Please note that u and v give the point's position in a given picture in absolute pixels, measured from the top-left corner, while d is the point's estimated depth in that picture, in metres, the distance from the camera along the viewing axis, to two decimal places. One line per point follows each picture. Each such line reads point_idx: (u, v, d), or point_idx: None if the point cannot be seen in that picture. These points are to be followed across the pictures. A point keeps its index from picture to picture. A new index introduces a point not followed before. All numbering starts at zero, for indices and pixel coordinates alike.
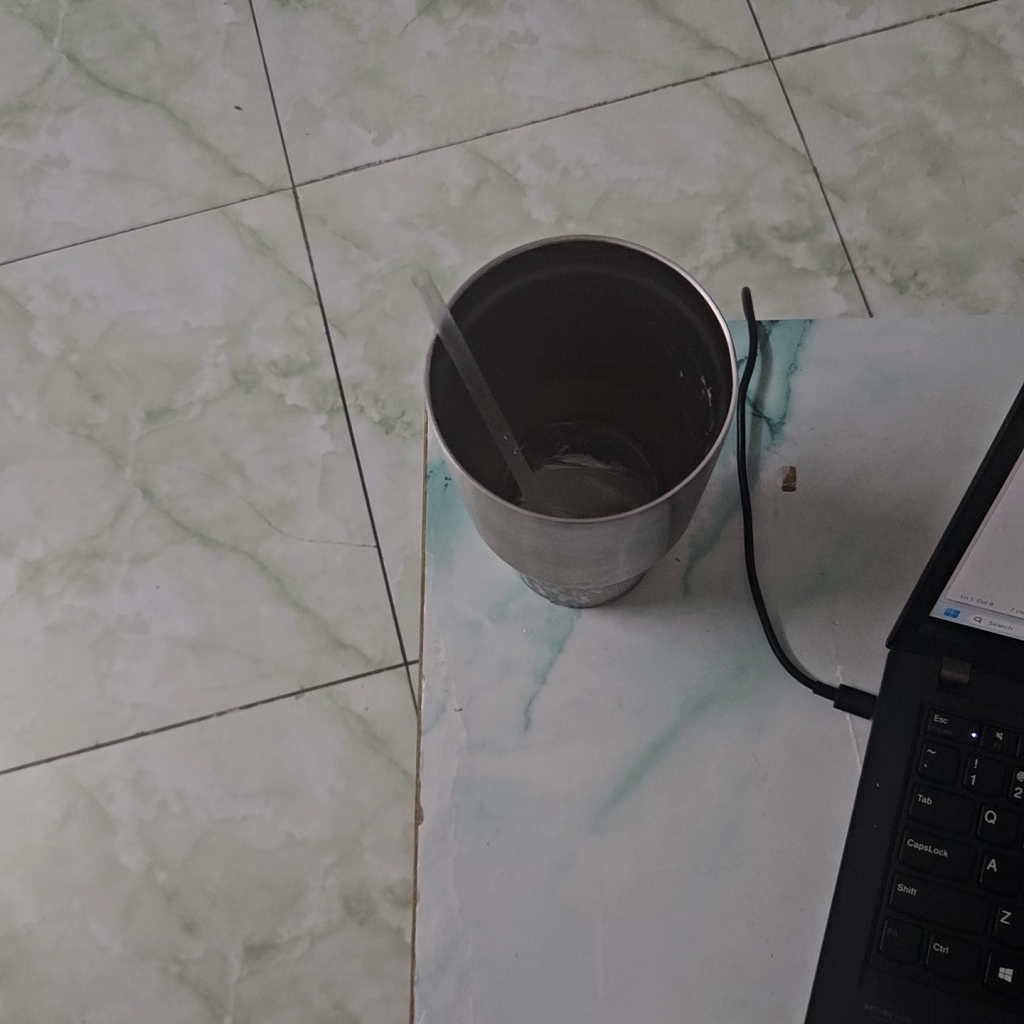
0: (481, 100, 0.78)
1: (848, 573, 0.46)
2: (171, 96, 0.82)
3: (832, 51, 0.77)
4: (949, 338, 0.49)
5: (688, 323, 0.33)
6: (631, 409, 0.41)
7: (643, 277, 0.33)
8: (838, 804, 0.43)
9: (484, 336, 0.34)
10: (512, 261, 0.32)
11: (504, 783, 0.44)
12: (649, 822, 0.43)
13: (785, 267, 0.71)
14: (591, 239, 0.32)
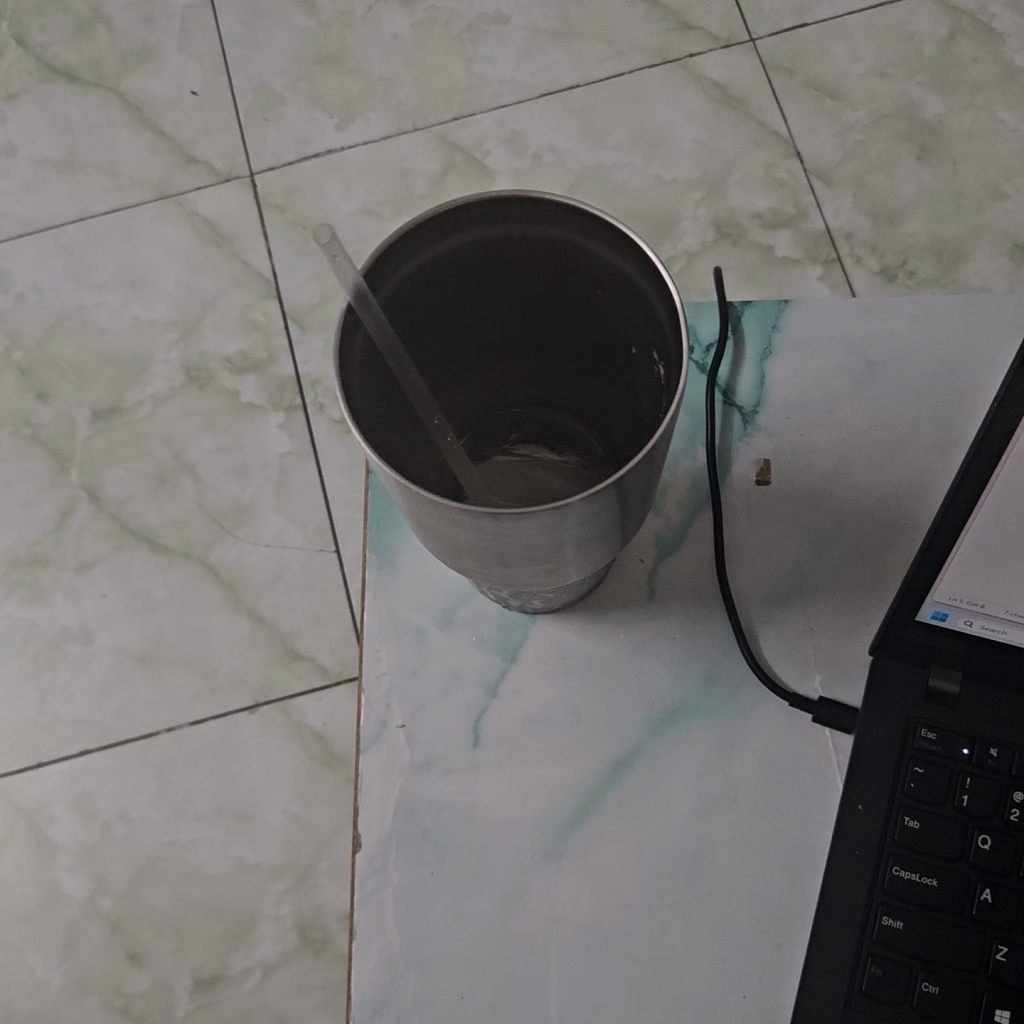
0: (448, 84, 0.75)
1: (827, 574, 0.42)
2: (125, 81, 0.79)
3: (816, 31, 0.73)
4: (938, 318, 0.45)
5: (638, 288, 0.29)
6: (585, 389, 0.37)
7: (587, 237, 0.29)
8: (817, 828, 0.39)
9: (409, 304, 0.31)
10: (437, 219, 0.29)
11: (450, 807, 0.40)
12: (610, 848, 0.39)
13: (766, 256, 0.67)
14: (530, 194, 0.29)
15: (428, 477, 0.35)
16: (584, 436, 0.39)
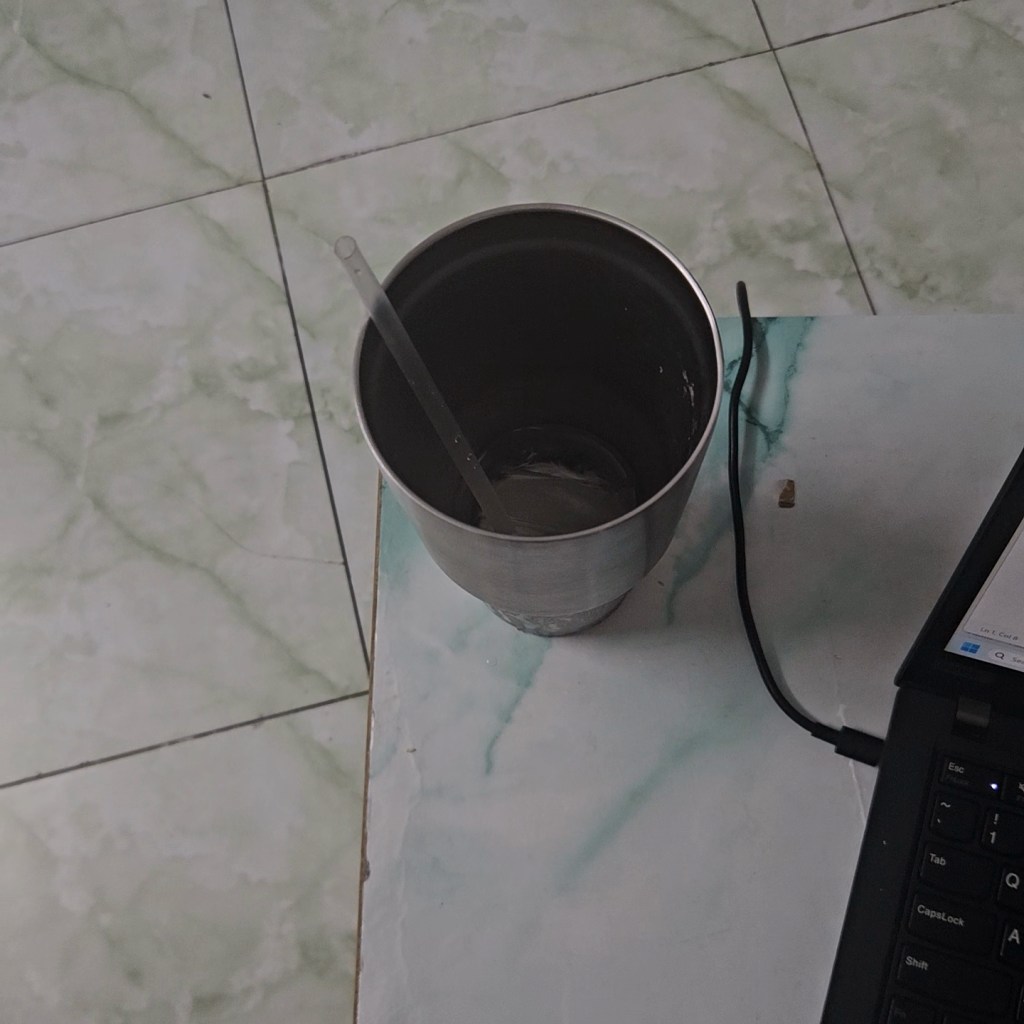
0: (463, 90, 0.74)
1: (852, 600, 0.41)
2: (136, 82, 0.78)
3: (838, 42, 0.72)
4: (968, 338, 0.44)
5: (668, 307, 0.28)
6: (608, 408, 0.36)
7: (615, 252, 0.28)
8: (838, 863, 0.37)
9: (431, 321, 0.30)
10: (463, 232, 0.28)
11: (462, 836, 0.39)
12: (625, 879, 0.38)
13: (785, 270, 0.66)
14: (560, 209, 0.28)
15: (445, 501, 0.34)
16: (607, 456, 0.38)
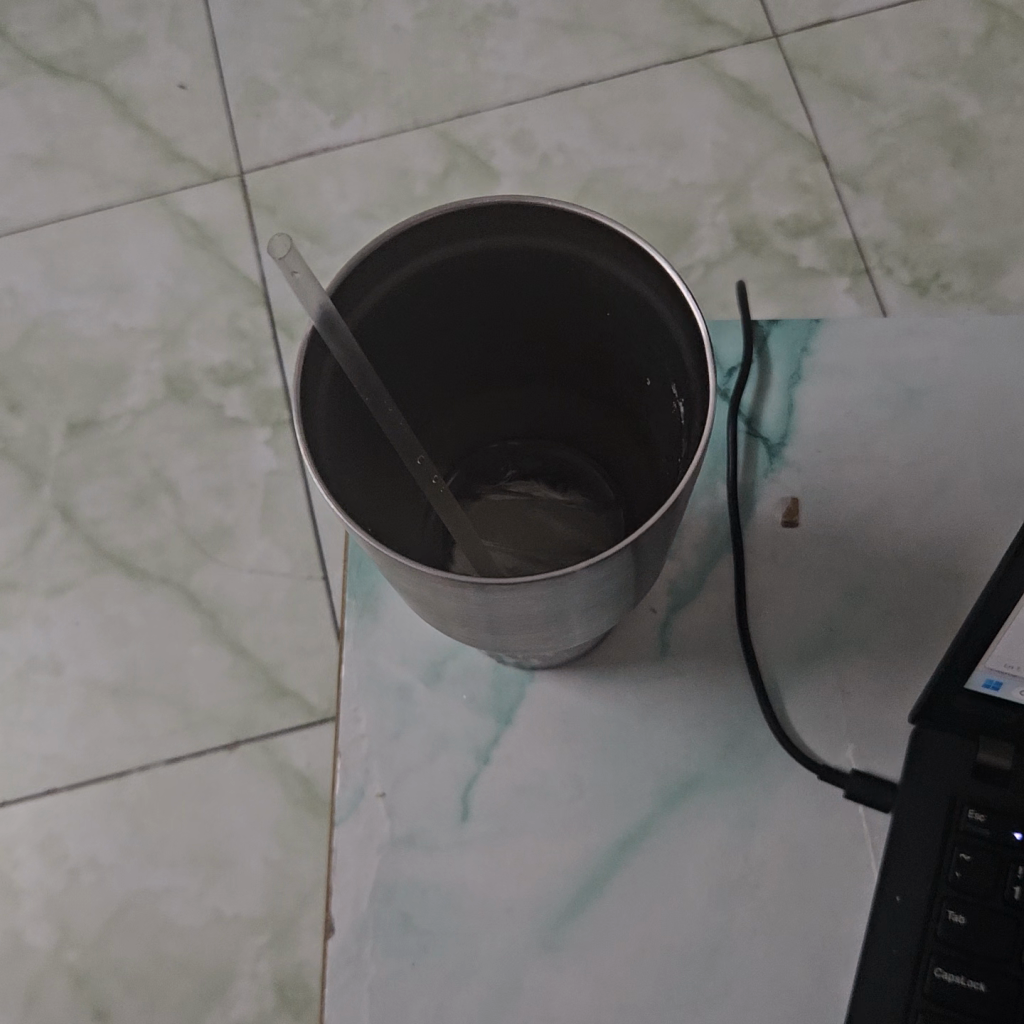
0: (452, 80, 0.70)
1: (863, 628, 0.38)
2: (109, 73, 0.74)
3: (844, 27, 0.69)
4: (986, 343, 0.41)
5: (656, 314, 0.25)
6: (594, 427, 0.33)
7: (598, 253, 0.25)
8: (846, 919, 0.34)
9: (388, 329, 0.27)
10: (422, 228, 0.24)
11: (433, 892, 0.35)
12: (613, 937, 0.34)
13: (789, 266, 0.62)
14: (532, 203, 0.24)
15: (411, 529, 0.30)
16: (593, 474, 0.34)
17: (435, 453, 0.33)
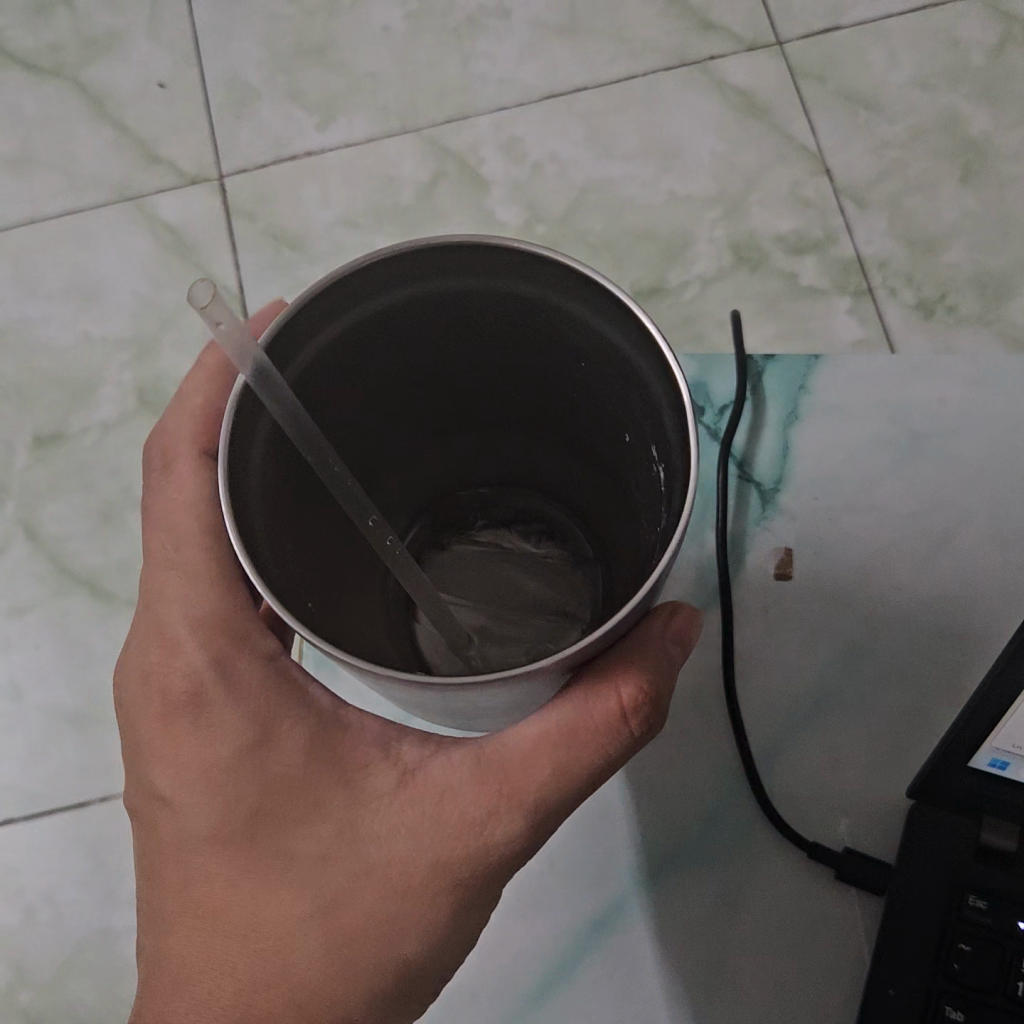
0: (441, 83, 0.68)
1: (859, 689, 0.43)
2: (82, 68, 0.71)
3: (851, 35, 0.66)
4: (984, 394, 0.47)
5: (631, 368, 0.24)
6: (564, 473, 0.34)
7: (568, 299, 0.24)
8: (825, 991, 0.39)
9: (344, 368, 0.27)
10: (370, 272, 0.24)
11: (523, 965, 0.41)
12: (594, 1001, 0.40)
13: (790, 285, 0.60)
14: (496, 244, 0.24)
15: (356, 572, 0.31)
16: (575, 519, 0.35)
17: (392, 500, 0.34)
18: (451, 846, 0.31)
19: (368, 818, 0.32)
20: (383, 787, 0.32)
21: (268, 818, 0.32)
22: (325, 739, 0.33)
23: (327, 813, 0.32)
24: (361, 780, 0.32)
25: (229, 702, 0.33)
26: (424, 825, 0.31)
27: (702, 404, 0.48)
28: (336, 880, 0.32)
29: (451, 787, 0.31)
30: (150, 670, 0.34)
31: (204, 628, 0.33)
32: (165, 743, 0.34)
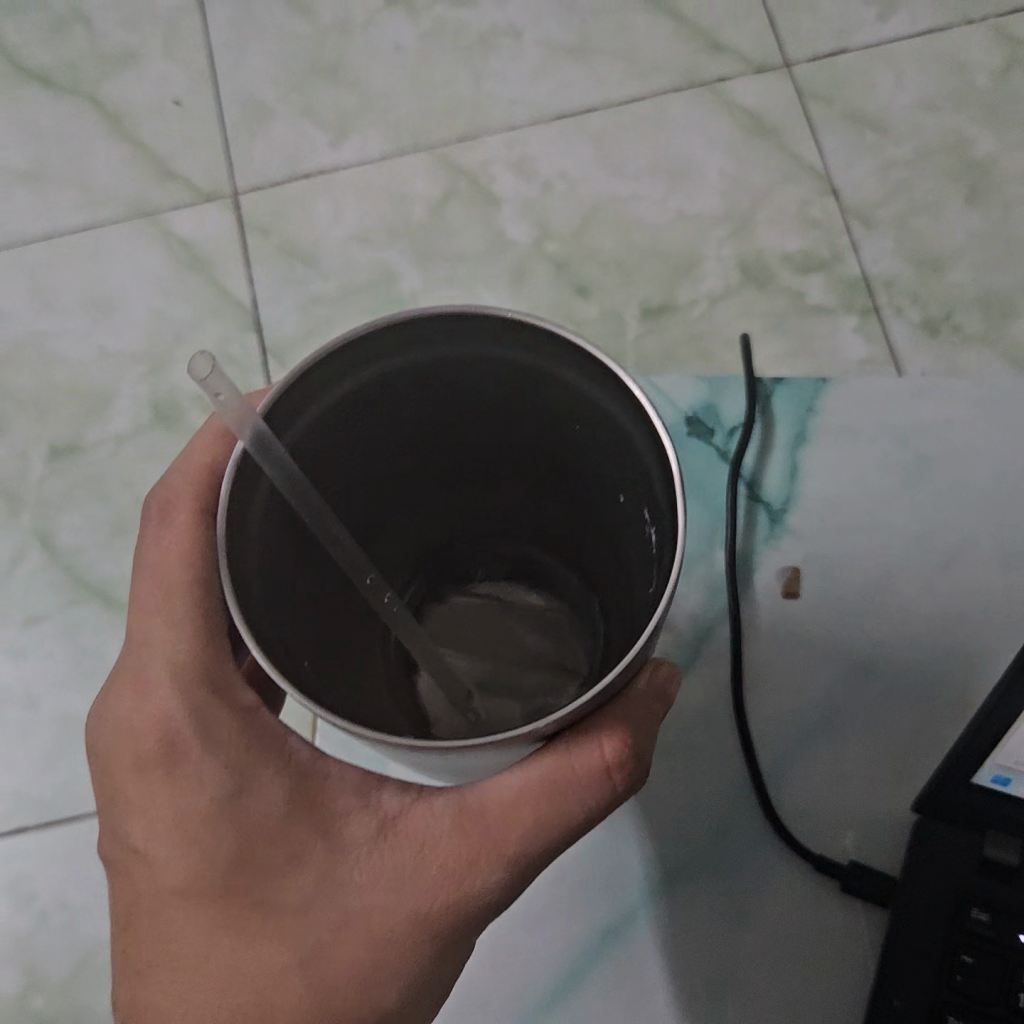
0: (453, 102, 0.69)
1: (865, 706, 0.44)
2: (99, 85, 0.71)
3: (858, 58, 0.67)
4: (991, 415, 0.49)
5: (623, 433, 0.26)
6: (561, 537, 0.35)
7: (560, 366, 0.26)
8: (831, 1004, 0.40)
9: (350, 436, 0.29)
10: (371, 339, 0.26)
11: (533, 976, 0.42)
12: (604, 1010, 0.41)
13: (796, 303, 0.61)
14: (491, 314, 0.26)
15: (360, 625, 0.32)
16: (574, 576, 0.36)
17: (396, 559, 0.36)
18: (433, 894, 0.32)
19: (348, 864, 0.32)
20: (364, 835, 0.32)
21: (246, 869, 0.32)
22: (304, 788, 0.33)
23: (306, 864, 0.32)
24: (343, 824, 0.33)
25: (208, 749, 0.33)
26: (405, 876, 0.32)
27: (713, 426, 0.50)
28: (319, 929, 0.32)
29: (433, 836, 0.32)
30: (125, 720, 0.35)
31: (185, 674, 0.34)
32: (135, 794, 0.34)
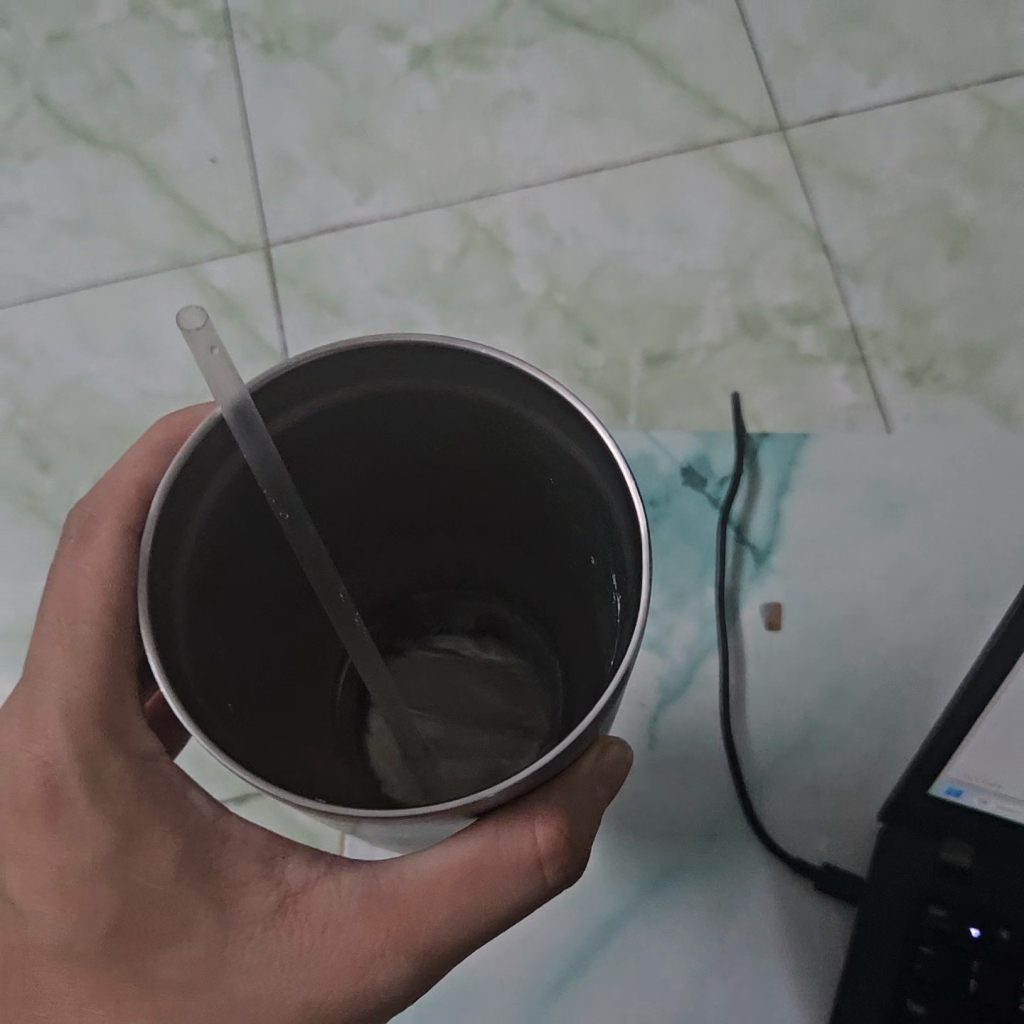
0: (471, 160, 0.73)
1: (839, 726, 0.49)
2: (141, 142, 0.76)
3: (849, 122, 0.72)
4: (958, 466, 0.54)
5: (596, 489, 0.29)
6: (524, 578, 0.39)
7: (537, 414, 0.29)
8: (807, 992, 0.45)
9: (332, 432, 0.32)
10: (365, 352, 0.29)
11: (535, 968, 0.46)
12: (603, 998, 0.45)
13: (790, 353, 0.66)
14: (481, 354, 0.29)
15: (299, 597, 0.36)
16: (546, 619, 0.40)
17: (371, 549, 0.39)
18: (325, 984, 0.34)
19: (239, 937, 0.34)
20: (262, 908, 0.35)
21: (132, 928, 0.35)
22: (201, 852, 0.35)
23: (197, 929, 0.34)
24: (242, 902, 0.35)
25: (97, 798, 0.35)
26: (304, 951, 0.34)
27: (705, 475, 0.55)
28: (200, 997, 0.34)
29: (338, 915, 0.34)
30: (11, 764, 0.37)
31: (68, 733, 0.36)
32: (20, 842, 0.36)
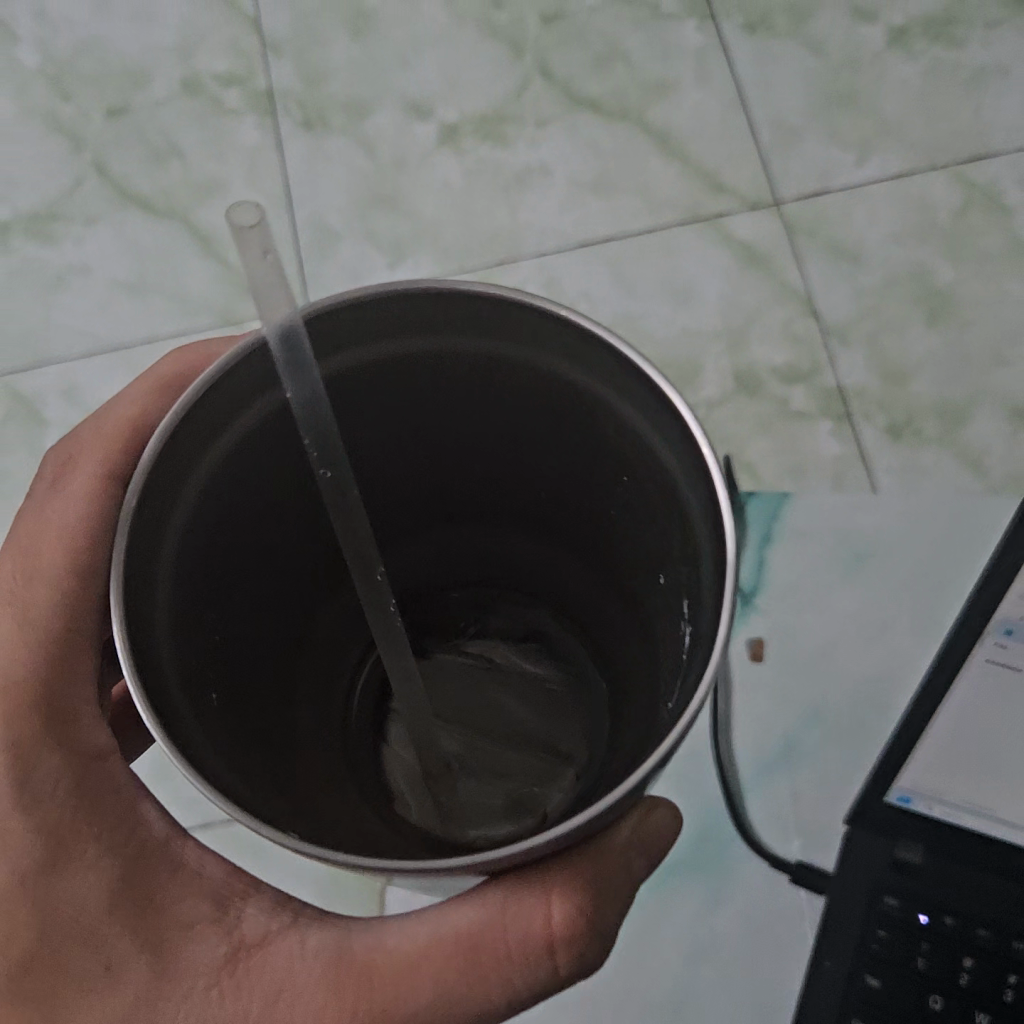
0: (494, 229, 0.81)
1: (814, 746, 0.56)
2: (192, 209, 0.84)
3: (838, 198, 0.79)
4: (919, 518, 0.61)
5: (668, 482, 0.32)
6: (574, 573, 0.43)
7: (616, 396, 0.32)
8: (785, 969, 0.52)
9: (388, 378, 0.35)
10: (434, 301, 0.32)
11: None
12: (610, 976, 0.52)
13: (783, 409, 0.73)
14: (557, 321, 0.32)
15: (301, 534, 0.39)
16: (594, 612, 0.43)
17: (413, 509, 0.42)
18: None
19: (181, 977, 0.37)
20: (210, 959, 0.37)
21: (66, 940, 0.38)
22: (144, 886, 0.38)
23: (136, 966, 0.37)
24: (191, 948, 0.37)
25: (33, 796, 0.39)
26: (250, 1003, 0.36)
27: None
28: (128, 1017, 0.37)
29: (297, 981, 0.36)
30: None
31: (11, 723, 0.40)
32: None
